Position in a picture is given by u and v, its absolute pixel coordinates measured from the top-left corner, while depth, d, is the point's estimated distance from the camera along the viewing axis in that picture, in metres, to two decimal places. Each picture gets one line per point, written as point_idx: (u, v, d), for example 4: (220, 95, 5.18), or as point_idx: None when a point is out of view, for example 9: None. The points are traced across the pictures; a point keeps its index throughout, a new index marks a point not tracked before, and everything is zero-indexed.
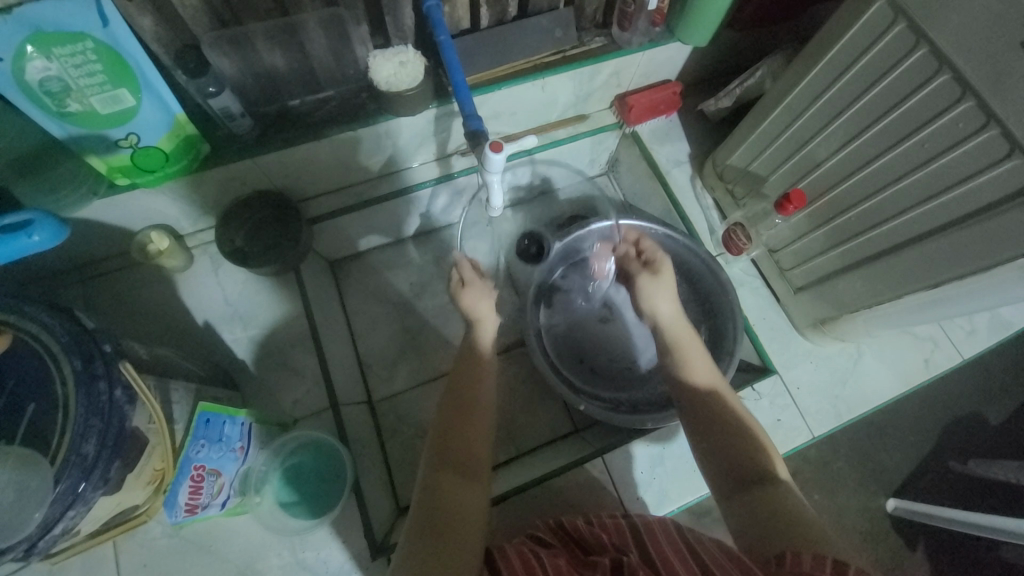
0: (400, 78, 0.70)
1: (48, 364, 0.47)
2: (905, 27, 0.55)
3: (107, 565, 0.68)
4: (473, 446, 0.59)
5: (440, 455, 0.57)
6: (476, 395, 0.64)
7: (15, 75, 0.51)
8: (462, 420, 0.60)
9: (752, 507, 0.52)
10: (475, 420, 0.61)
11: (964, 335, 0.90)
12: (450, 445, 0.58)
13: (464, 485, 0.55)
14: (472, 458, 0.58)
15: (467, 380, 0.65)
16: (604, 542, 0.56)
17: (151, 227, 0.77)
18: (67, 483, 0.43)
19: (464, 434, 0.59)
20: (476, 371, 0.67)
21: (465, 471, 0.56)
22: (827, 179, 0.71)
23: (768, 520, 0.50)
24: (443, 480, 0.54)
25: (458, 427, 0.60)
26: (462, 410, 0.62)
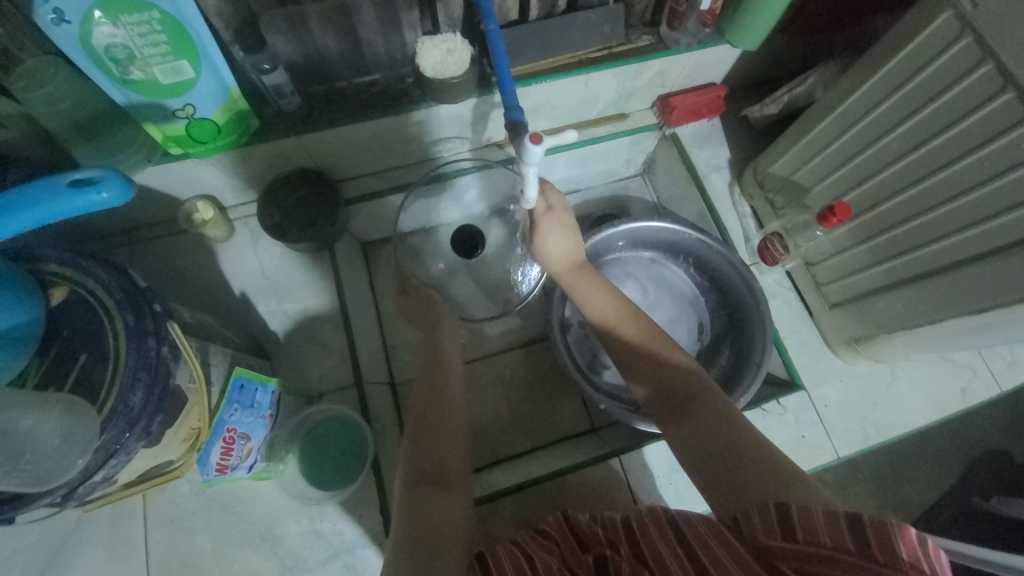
0: (447, 65, 0.70)
1: (102, 318, 0.49)
2: (970, 41, 0.53)
3: (137, 517, 0.71)
4: (449, 459, 0.61)
5: (419, 472, 0.59)
6: (449, 413, 0.67)
7: (84, 39, 0.53)
8: (433, 428, 0.64)
9: (692, 428, 0.56)
10: (446, 436, 0.63)
11: (1006, 366, 0.86)
12: (425, 454, 0.61)
13: (443, 496, 0.56)
14: (448, 471, 0.60)
15: (433, 397, 0.68)
16: (600, 537, 0.55)
17: (199, 196, 0.80)
18: (112, 432, 0.45)
19: (436, 446, 0.62)
20: (443, 392, 0.69)
21: (441, 483, 0.58)
22: (875, 193, 0.69)
23: (719, 456, 0.53)
24: (425, 496, 0.56)
25: (429, 440, 0.62)
26: (427, 424, 0.64)
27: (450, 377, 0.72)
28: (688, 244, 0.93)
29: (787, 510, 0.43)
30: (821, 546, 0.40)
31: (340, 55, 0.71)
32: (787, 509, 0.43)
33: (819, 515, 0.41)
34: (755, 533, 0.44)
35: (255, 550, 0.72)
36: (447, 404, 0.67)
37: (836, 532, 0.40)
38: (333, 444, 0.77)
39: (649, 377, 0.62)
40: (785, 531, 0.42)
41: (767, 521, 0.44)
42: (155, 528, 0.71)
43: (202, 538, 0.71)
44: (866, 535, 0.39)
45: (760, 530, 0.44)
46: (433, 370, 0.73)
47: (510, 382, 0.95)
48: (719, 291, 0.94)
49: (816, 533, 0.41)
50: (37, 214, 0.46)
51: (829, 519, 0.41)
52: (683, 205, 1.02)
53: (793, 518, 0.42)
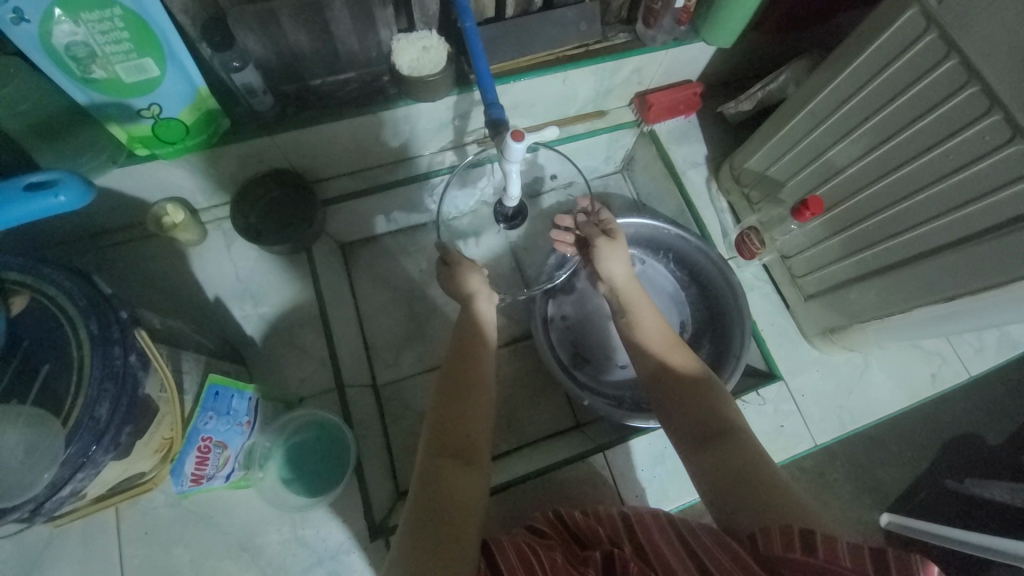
0: (423, 63, 0.70)
1: (64, 327, 0.47)
2: (934, 37, 0.55)
3: (109, 531, 0.69)
4: (472, 432, 0.59)
5: (438, 444, 0.57)
6: (473, 385, 0.63)
7: (43, 38, 0.51)
8: (460, 403, 0.61)
9: (720, 462, 0.54)
10: (470, 411, 0.60)
11: (973, 352, 0.90)
12: (449, 430, 0.58)
13: (463, 471, 0.55)
14: (470, 444, 0.58)
15: (460, 373, 0.64)
16: (597, 533, 0.55)
17: (167, 199, 0.78)
18: (78, 445, 0.43)
19: (458, 420, 0.59)
20: (474, 365, 0.65)
21: (462, 457, 0.56)
22: (846, 187, 0.71)
23: (738, 479, 0.52)
24: (441, 468, 0.54)
25: (452, 413, 0.59)
26: (457, 398, 0.61)
27: (478, 351, 0.68)
28: (668, 239, 0.94)
29: (811, 536, 0.42)
30: (836, 566, 0.39)
31: (314, 53, 0.69)
32: (812, 534, 0.42)
33: (844, 543, 0.40)
34: (772, 549, 0.43)
35: (235, 560, 0.70)
36: (475, 380, 0.64)
37: (858, 559, 0.39)
38: (313, 452, 0.76)
39: (681, 408, 0.61)
40: (804, 548, 0.41)
41: (787, 537, 0.43)
42: (128, 542, 0.69)
43: (179, 551, 0.69)
44: (890, 570, 0.37)
45: (776, 549, 0.43)
46: (461, 345, 0.68)
47: (495, 381, 0.95)
48: (699, 286, 0.95)
49: (837, 558, 0.39)
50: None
51: (856, 554, 0.39)
52: (662, 201, 1.03)
53: (815, 544, 0.41)
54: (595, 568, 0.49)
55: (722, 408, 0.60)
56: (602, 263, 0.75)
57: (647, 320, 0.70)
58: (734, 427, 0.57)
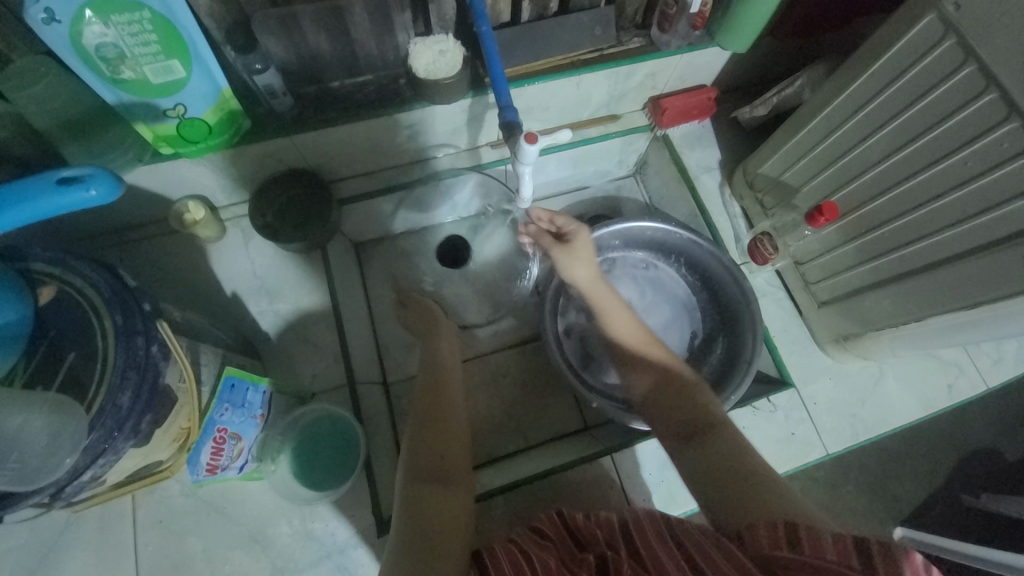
0: (439, 67, 0.71)
1: (90, 316, 0.49)
2: (952, 43, 0.55)
3: (126, 518, 0.71)
4: (450, 457, 0.60)
5: (420, 468, 0.58)
6: (448, 408, 0.66)
7: (75, 39, 0.53)
8: (433, 425, 0.63)
9: (704, 455, 0.57)
10: (446, 438, 0.62)
11: (992, 363, 0.88)
12: (427, 452, 0.60)
13: (444, 493, 0.56)
14: (449, 469, 0.59)
15: (434, 396, 0.67)
16: (596, 535, 0.55)
17: (189, 197, 0.80)
18: (100, 431, 0.45)
19: (434, 442, 0.61)
20: (445, 386, 0.69)
21: (441, 480, 0.57)
22: (861, 192, 0.70)
23: (720, 470, 0.55)
24: (423, 491, 0.55)
25: (431, 438, 0.62)
26: (431, 422, 0.63)
27: (450, 374, 0.72)
28: (678, 244, 0.94)
29: (794, 528, 0.44)
30: (825, 560, 0.41)
31: (333, 56, 0.71)
32: (795, 526, 0.44)
33: (826, 535, 0.42)
34: (760, 542, 0.45)
35: (246, 551, 0.71)
36: (448, 401, 0.67)
37: (842, 549, 0.41)
38: (325, 446, 0.77)
39: (669, 411, 0.65)
40: (792, 542, 0.43)
41: (774, 531, 0.45)
42: (144, 529, 0.70)
43: (193, 540, 0.71)
44: (873, 558, 0.39)
45: (764, 543, 0.45)
46: (436, 366, 0.73)
47: (504, 381, 0.95)
48: (710, 290, 0.95)
49: (822, 549, 0.41)
50: (26, 212, 0.46)
51: (840, 546, 0.41)
52: (674, 206, 1.03)
53: (800, 535, 0.43)
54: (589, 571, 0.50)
55: (707, 407, 0.63)
56: (564, 272, 0.76)
57: (621, 322, 0.73)
58: (721, 425, 0.60)
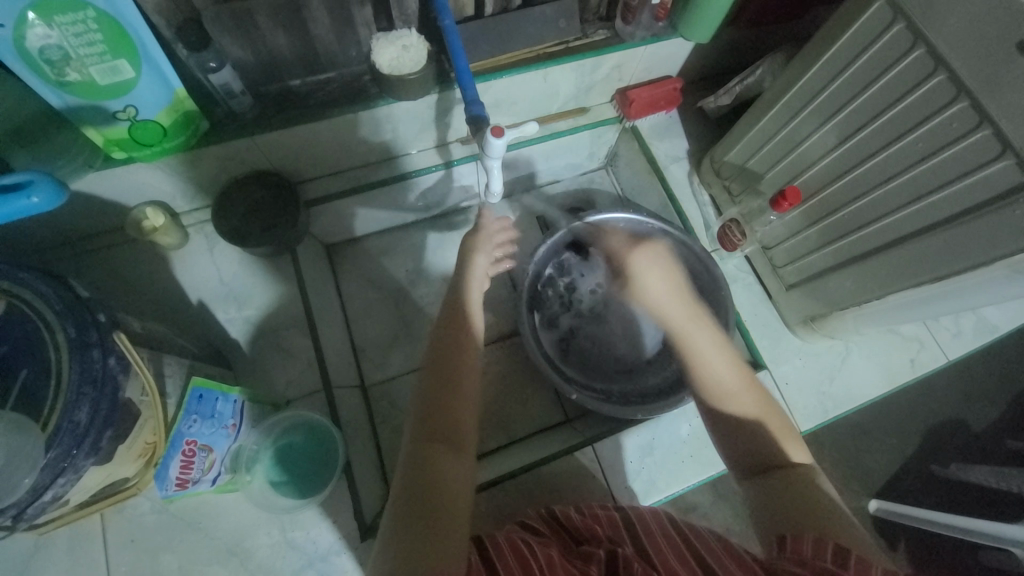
0: (403, 62, 0.70)
1: (40, 330, 0.46)
2: (901, 28, 0.56)
3: (94, 539, 0.67)
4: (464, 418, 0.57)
5: (428, 427, 0.55)
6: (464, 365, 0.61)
7: (15, 42, 0.51)
8: (452, 381, 0.59)
9: (778, 492, 0.51)
10: (460, 396, 0.59)
11: (951, 337, 0.92)
12: (437, 414, 0.57)
13: (455, 458, 0.54)
14: (458, 430, 0.56)
15: (452, 353, 0.62)
16: (598, 533, 0.55)
17: (147, 203, 0.77)
18: (59, 449, 0.43)
19: (450, 400, 0.58)
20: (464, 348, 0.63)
21: (454, 443, 0.55)
22: (821, 177, 0.72)
23: (795, 511, 0.49)
24: (428, 450, 0.53)
25: (449, 396, 0.58)
26: (452, 385, 0.59)
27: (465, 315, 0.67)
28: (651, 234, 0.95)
29: (847, 553, 0.42)
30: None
31: (293, 54, 0.70)
32: (845, 554, 0.42)
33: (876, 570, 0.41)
34: (800, 551, 0.44)
35: (223, 564, 0.69)
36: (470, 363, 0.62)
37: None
38: (302, 453, 0.75)
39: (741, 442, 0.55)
40: (836, 558, 0.42)
41: (820, 545, 0.44)
42: (114, 550, 0.67)
43: (167, 557, 0.68)
44: None
45: (807, 554, 0.43)
46: (453, 315, 0.67)
47: (484, 378, 0.95)
48: None
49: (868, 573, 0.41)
50: None
51: None
52: (645, 197, 1.05)
53: (848, 559, 0.42)
54: (598, 567, 0.49)
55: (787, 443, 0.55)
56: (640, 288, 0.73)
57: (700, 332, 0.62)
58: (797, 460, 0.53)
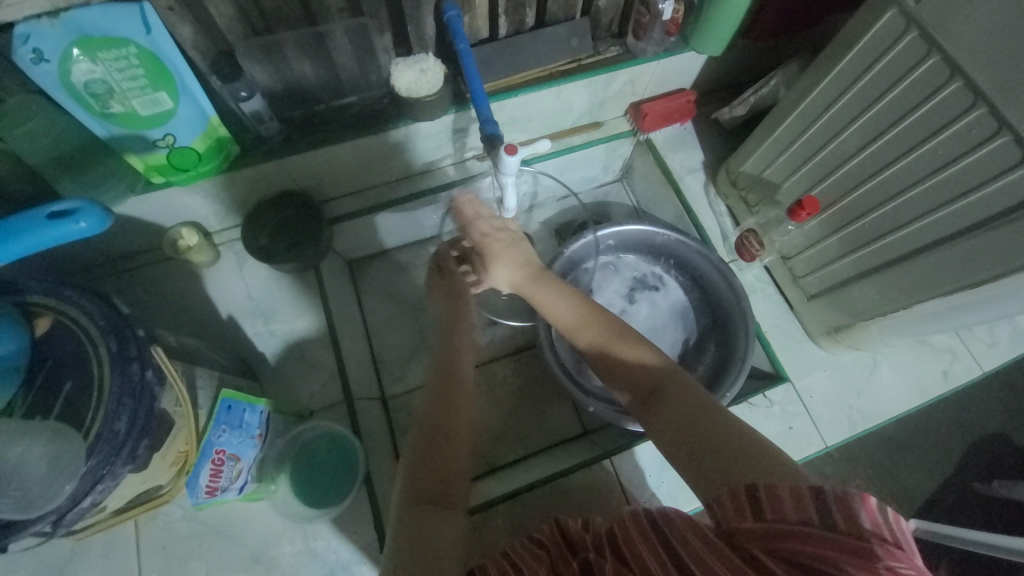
0: (421, 85, 0.73)
1: (86, 346, 0.49)
2: (914, 35, 0.56)
3: (129, 545, 0.70)
4: (453, 473, 0.59)
5: (419, 487, 0.57)
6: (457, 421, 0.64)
7: (63, 77, 0.55)
8: (439, 439, 0.61)
9: (696, 447, 0.49)
10: (450, 451, 0.60)
11: (986, 348, 0.88)
12: (426, 474, 0.58)
13: (444, 514, 0.54)
14: (448, 488, 0.57)
15: (441, 412, 0.64)
16: (588, 541, 0.53)
17: (183, 224, 0.82)
18: (98, 458, 0.45)
19: (441, 458, 0.59)
20: (453, 403, 0.65)
21: (441, 500, 0.56)
22: (840, 186, 0.71)
23: (716, 457, 0.46)
24: (423, 512, 0.54)
25: (435, 452, 0.60)
26: (441, 438, 0.61)
27: (461, 378, 0.69)
28: (667, 245, 0.96)
29: (756, 491, 0.41)
30: (786, 519, 0.39)
31: (318, 81, 0.74)
32: (756, 490, 0.41)
33: (784, 491, 0.40)
34: (728, 516, 0.42)
35: (249, 573, 0.71)
36: (456, 417, 0.64)
37: (803, 508, 0.39)
38: (324, 462, 0.76)
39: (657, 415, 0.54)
40: (754, 510, 0.41)
41: (738, 499, 0.42)
42: (147, 556, 0.70)
43: (196, 564, 0.70)
44: (833, 514, 0.38)
45: (731, 514, 0.42)
46: (443, 372, 0.69)
47: (501, 390, 0.96)
48: (701, 290, 0.96)
49: (783, 511, 0.39)
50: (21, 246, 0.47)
51: (796, 498, 0.39)
52: (661, 208, 1.05)
53: (760, 498, 0.41)
54: None
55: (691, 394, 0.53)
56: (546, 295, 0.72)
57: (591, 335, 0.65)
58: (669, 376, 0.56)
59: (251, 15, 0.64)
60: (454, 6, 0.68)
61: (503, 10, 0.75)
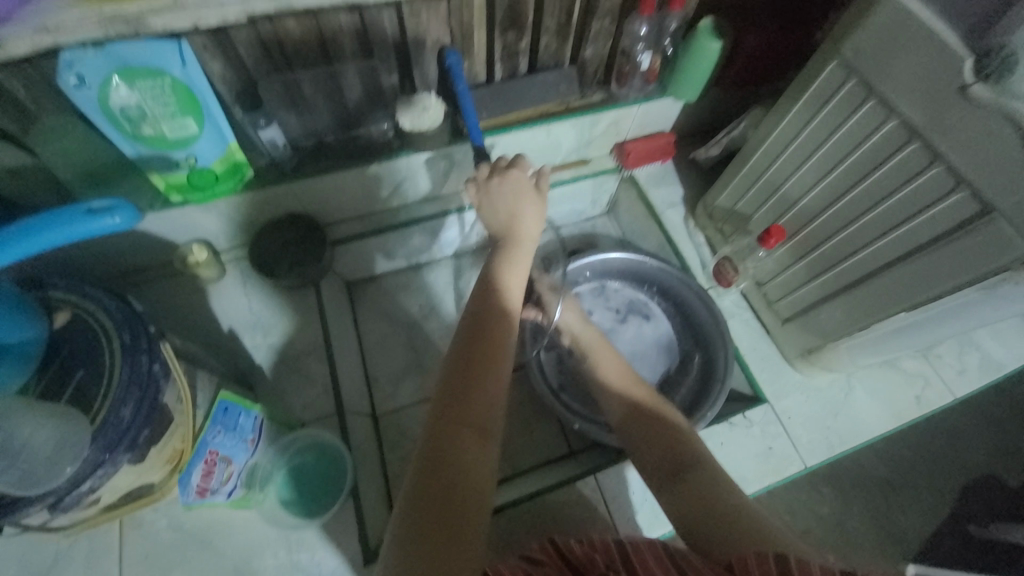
0: (424, 120, 0.80)
1: (100, 338, 0.53)
2: (854, 82, 0.64)
3: (110, 554, 0.70)
4: (486, 400, 0.54)
5: (453, 416, 0.52)
6: (502, 346, 0.57)
7: (101, 101, 0.62)
8: (484, 360, 0.55)
9: (693, 491, 0.59)
10: (494, 372, 0.55)
11: (957, 374, 0.92)
12: (461, 402, 0.53)
13: (474, 445, 0.51)
14: (481, 416, 0.53)
15: (485, 323, 0.57)
16: (594, 558, 0.52)
17: (195, 241, 0.86)
18: (99, 443, 0.48)
19: (479, 385, 0.54)
20: (499, 319, 0.58)
21: (475, 427, 0.52)
22: (803, 215, 0.77)
23: (713, 513, 0.56)
24: (453, 444, 0.50)
25: (471, 380, 0.54)
26: (479, 358, 0.55)
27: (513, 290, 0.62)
28: (650, 273, 1.02)
29: (786, 561, 0.45)
30: None
31: (330, 114, 0.82)
32: (786, 561, 0.45)
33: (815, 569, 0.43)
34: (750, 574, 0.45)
35: None
36: (499, 331, 0.58)
37: None
38: (312, 476, 0.78)
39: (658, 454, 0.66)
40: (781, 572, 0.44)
41: (763, 563, 0.45)
42: (128, 565, 0.69)
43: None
44: None
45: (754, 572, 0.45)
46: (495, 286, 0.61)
47: None
48: (683, 316, 1.01)
49: None
50: (53, 237, 0.49)
51: None
52: (645, 239, 1.12)
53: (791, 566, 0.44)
54: None
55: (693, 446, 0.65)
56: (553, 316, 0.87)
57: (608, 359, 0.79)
58: (704, 460, 0.63)
59: (274, 54, 0.72)
60: (454, 54, 0.76)
61: (498, 58, 0.84)
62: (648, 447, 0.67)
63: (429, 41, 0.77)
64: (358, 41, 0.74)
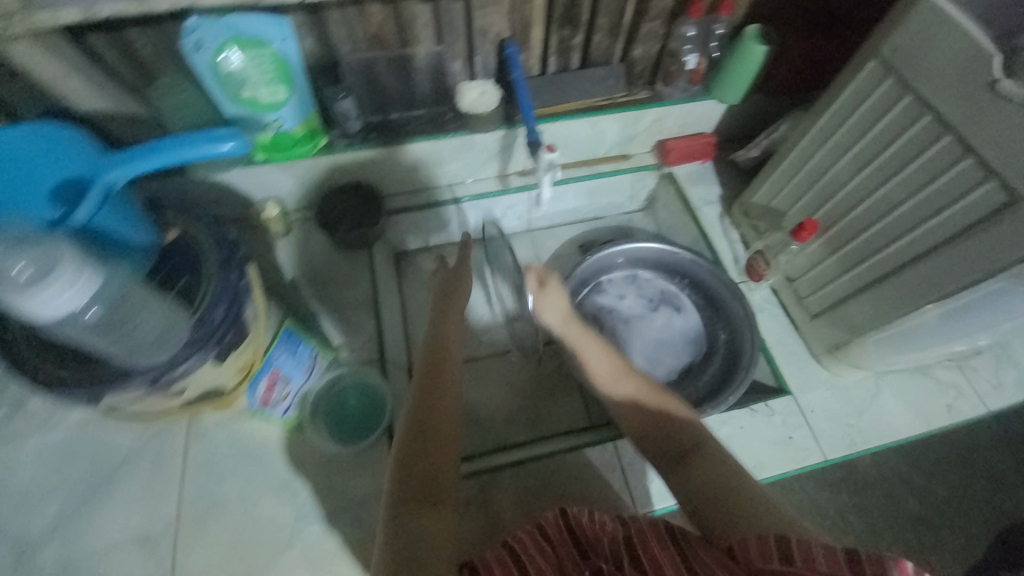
0: (477, 103, 0.93)
1: (200, 253, 0.62)
2: (891, 81, 0.67)
3: (175, 457, 0.79)
4: (435, 459, 0.57)
5: (406, 488, 0.54)
6: (438, 406, 0.63)
7: (213, 63, 0.72)
8: (425, 437, 0.60)
9: (696, 475, 0.61)
10: (436, 434, 0.60)
11: (992, 389, 0.90)
12: (412, 466, 0.57)
13: (430, 511, 0.53)
14: (437, 483, 0.56)
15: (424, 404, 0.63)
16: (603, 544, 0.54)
17: (269, 198, 0.97)
18: (195, 331, 0.57)
19: (426, 453, 0.58)
20: (431, 393, 0.64)
21: (429, 496, 0.54)
22: (837, 210, 0.80)
23: (719, 493, 0.57)
24: (410, 511, 0.52)
25: (419, 451, 0.58)
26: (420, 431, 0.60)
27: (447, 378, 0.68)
28: (682, 264, 1.05)
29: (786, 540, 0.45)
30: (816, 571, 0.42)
31: (398, 93, 0.91)
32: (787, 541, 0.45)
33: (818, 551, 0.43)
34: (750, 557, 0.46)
35: (275, 496, 0.78)
36: (439, 404, 0.63)
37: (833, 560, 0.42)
38: (352, 412, 0.85)
39: (659, 444, 0.67)
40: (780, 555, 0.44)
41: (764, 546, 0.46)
42: (190, 468, 0.79)
43: (231, 482, 0.78)
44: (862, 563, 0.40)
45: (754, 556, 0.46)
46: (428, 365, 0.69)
47: (517, 380, 1.03)
48: (714, 309, 1.03)
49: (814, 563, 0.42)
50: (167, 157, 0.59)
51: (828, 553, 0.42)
52: (680, 235, 1.16)
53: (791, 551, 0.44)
54: None
55: (693, 433, 0.65)
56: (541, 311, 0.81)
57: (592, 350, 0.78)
58: (705, 440, 0.64)
59: (357, 36, 0.82)
60: (513, 45, 0.85)
61: (553, 52, 0.92)
62: (647, 434, 0.69)
63: (492, 32, 0.86)
64: (431, 28, 0.83)
